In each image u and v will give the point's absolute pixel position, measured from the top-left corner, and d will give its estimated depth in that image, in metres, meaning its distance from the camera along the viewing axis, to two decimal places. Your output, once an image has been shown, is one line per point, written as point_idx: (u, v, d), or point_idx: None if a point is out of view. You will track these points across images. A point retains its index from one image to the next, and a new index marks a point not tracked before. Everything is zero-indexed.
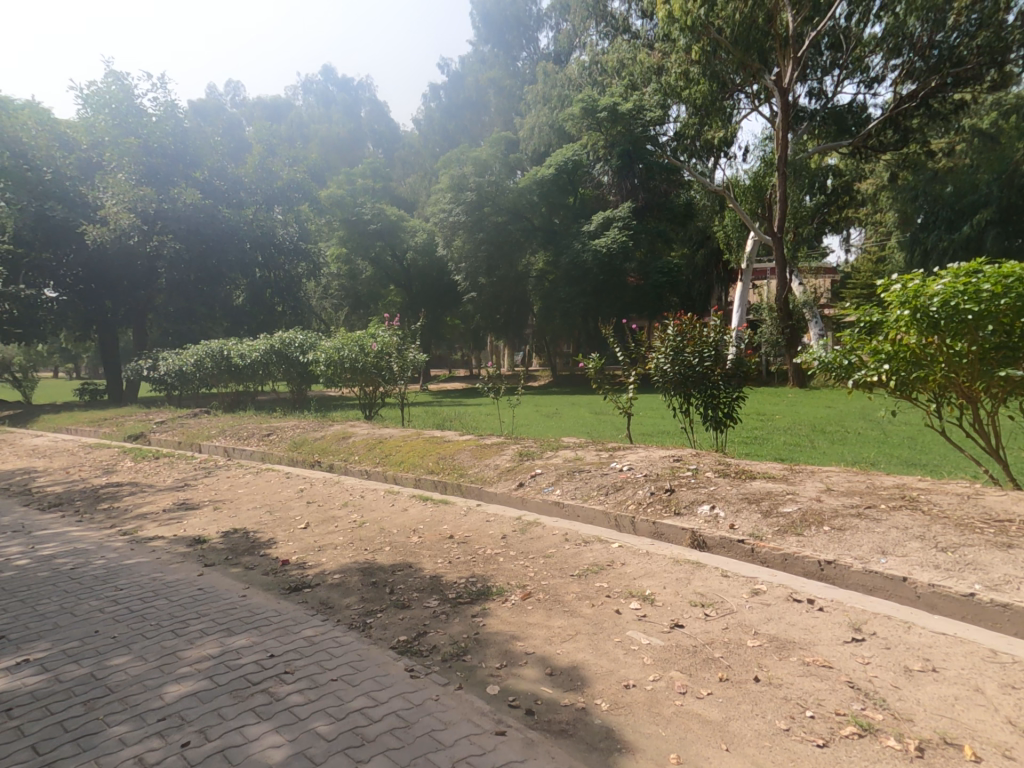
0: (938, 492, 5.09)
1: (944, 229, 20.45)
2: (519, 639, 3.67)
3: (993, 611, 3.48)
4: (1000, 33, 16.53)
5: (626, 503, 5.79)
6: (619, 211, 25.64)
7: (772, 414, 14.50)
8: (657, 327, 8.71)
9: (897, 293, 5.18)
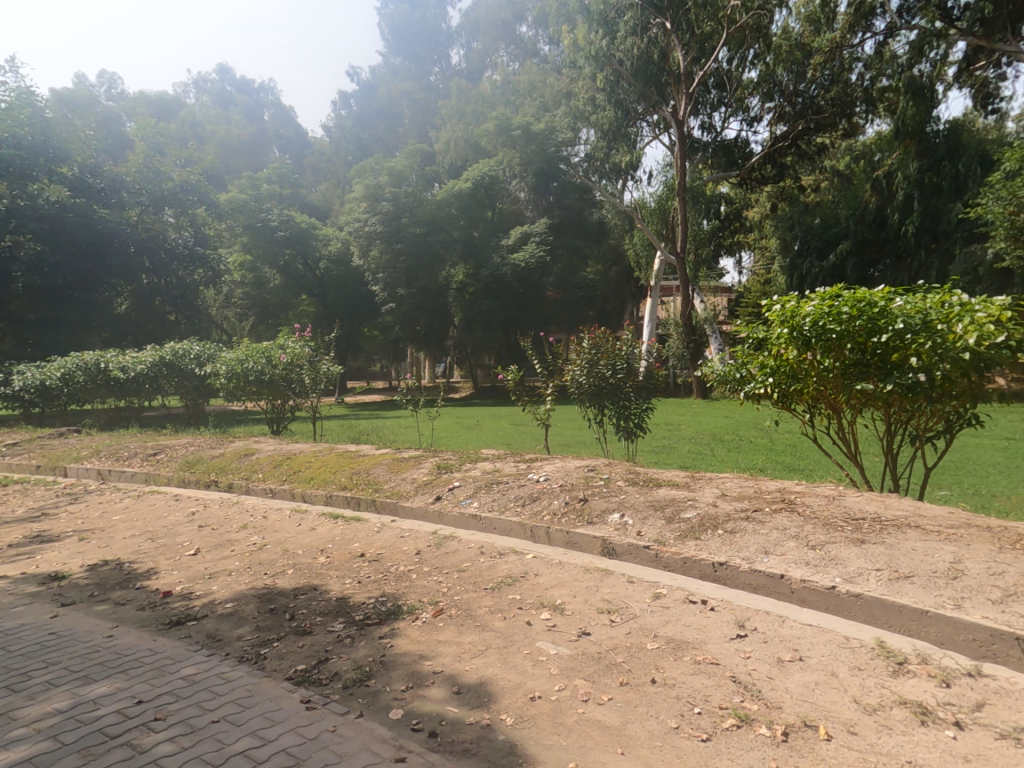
0: (811, 494, 5.60)
1: (816, 256, 21.91)
2: (427, 658, 3.59)
3: (851, 602, 3.84)
4: (848, 89, 18.56)
5: (542, 514, 5.84)
6: (536, 226, 26.32)
7: (677, 423, 15.35)
8: (573, 339, 8.94)
9: (777, 313, 5.73)
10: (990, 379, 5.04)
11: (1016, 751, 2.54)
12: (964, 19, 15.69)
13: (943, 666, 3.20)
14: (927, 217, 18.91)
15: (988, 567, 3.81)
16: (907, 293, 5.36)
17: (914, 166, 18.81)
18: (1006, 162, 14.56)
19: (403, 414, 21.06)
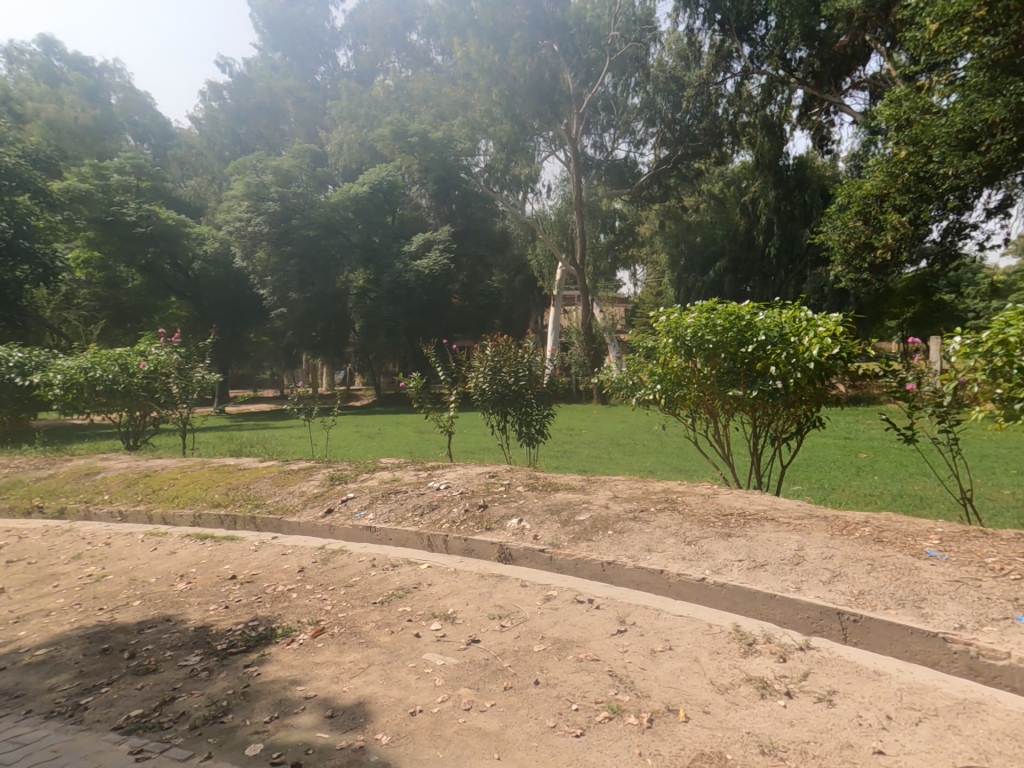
0: (690, 493, 6.04)
1: (699, 272, 23.31)
2: (299, 684, 3.42)
3: (716, 591, 4.17)
4: (716, 122, 20.78)
5: (440, 523, 5.77)
6: (440, 233, 26.22)
7: (579, 428, 15.93)
8: (476, 346, 8.94)
9: (662, 324, 6.19)
10: (832, 386, 5.72)
11: (832, 712, 2.88)
12: (798, 71, 17.65)
13: (783, 643, 3.57)
14: (784, 241, 20.83)
15: (822, 552, 4.31)
16: (769, 308, 5.91)
17: (773, 194, 20.42)
18: (840, 196, 16.73)
19: (294, 423, 19.99)
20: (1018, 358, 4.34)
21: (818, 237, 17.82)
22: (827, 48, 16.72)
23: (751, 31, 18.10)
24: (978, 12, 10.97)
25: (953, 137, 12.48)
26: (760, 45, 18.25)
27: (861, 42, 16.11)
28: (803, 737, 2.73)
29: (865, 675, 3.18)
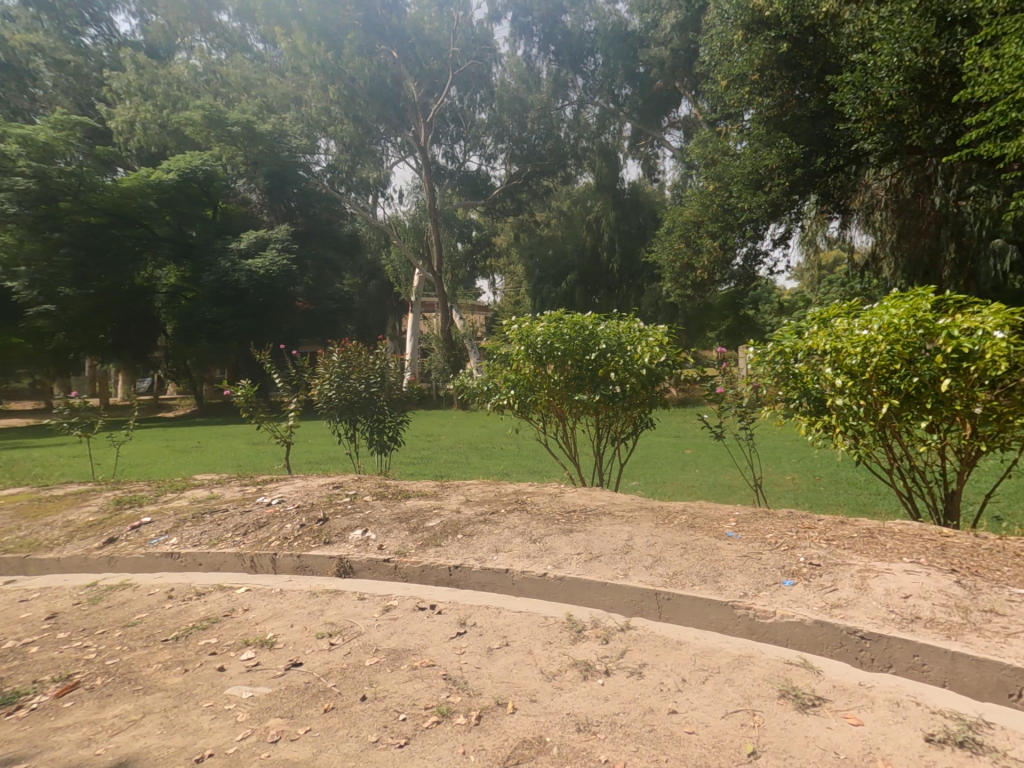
0: (539, 494, 6.32)
1: (552, 283, 24.68)
2: (31, 756, 2.87)
3: (555, 583, 4.39)
4: (561, 143, 22.60)
5: (268, 541, 5.36)
6: (277, 233, 24.68)
7: (438, 434, 15.91)
8: (321, 352, 8.48)
9: (515, 332, 6.36)
10: (660, 390, 6.38)
11: (638, 683, 3.21)
12: (625, 106, 22.38)
13: (607, 626, 3.90)
14: (625, 259, 23.03)
15: (647, 540, 4.71)
16: (608, 319, 6.42)
17: (613, 214, 22.73)
18: (666, 220, 18.99)
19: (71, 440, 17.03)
20: (795, 364, 5.31)
21: (650, 256, 19.83)
22: (644, 87, 21.69)
23: (582, 64, 22.09)
24: (754, 75, 14.31)
25: (745, 177, 15.07)
26: (591, 77, 22.35)
27: (672, 88, 21.32)
28: (612, 710, 3.00)
29: (667, 646, 3.58)
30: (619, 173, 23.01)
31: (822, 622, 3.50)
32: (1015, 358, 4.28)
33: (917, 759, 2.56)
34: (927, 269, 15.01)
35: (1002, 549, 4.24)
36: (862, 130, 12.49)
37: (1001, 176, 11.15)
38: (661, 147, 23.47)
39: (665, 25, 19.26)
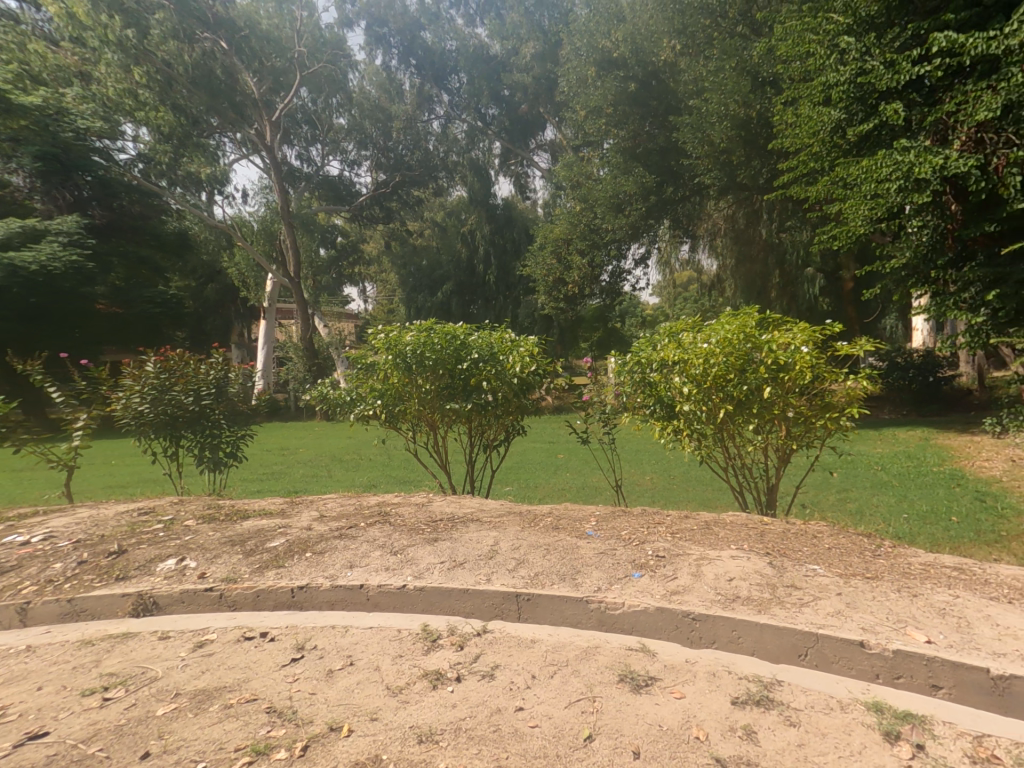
0: (404, 504, 5.88)
1: (427, 293, 24.56)
2: None
3: (415, 595, 3.95)
4: (427, 155, 23.31)
5: (20, 590, 4.28)
6: (59, 222, 17.07)
7: (292, 449, 14.65)
8: (131, 360, 6.90)
9: (381, 340, 5.74)
10: (530, 399, 6.06)
11: (489, 685, 3.06)
12: (493, 126, 24.92)
13: (463, 633, 3.61)
14: (500, 271, 23.83)
15: (513, 546, 4.42)
16: (480, 329, 6.07)
17: (487, 228, 23.71)
18: (538, 236, 19.86)
19: None
20: (650, 373, 5.79)
21: (525, 270, 20.46)
22: (510, 109, 24.42)
23: (446, 81, 24.12)
24: (608, 109, 16.20)
25: (607, 200, 16.47)
26: (456, 94, 24.36)
27: (536, 112, 24.41)
28: (458, 715, 2.82)
29: (518, 646, 3.44)
30: (491, 188, 24.33)
31: (662, 607, 3.58)
32: (815, 369, 5.12)
33: (725, 721, 2.77)
34: (759, 289, 17.18)
35: (804, 532, 4.91)
36: (702, 165, 14.65)
37: (808, 213, 13.27)
38: (530, 167, 25.83)
39: (525, 54, 22.42)
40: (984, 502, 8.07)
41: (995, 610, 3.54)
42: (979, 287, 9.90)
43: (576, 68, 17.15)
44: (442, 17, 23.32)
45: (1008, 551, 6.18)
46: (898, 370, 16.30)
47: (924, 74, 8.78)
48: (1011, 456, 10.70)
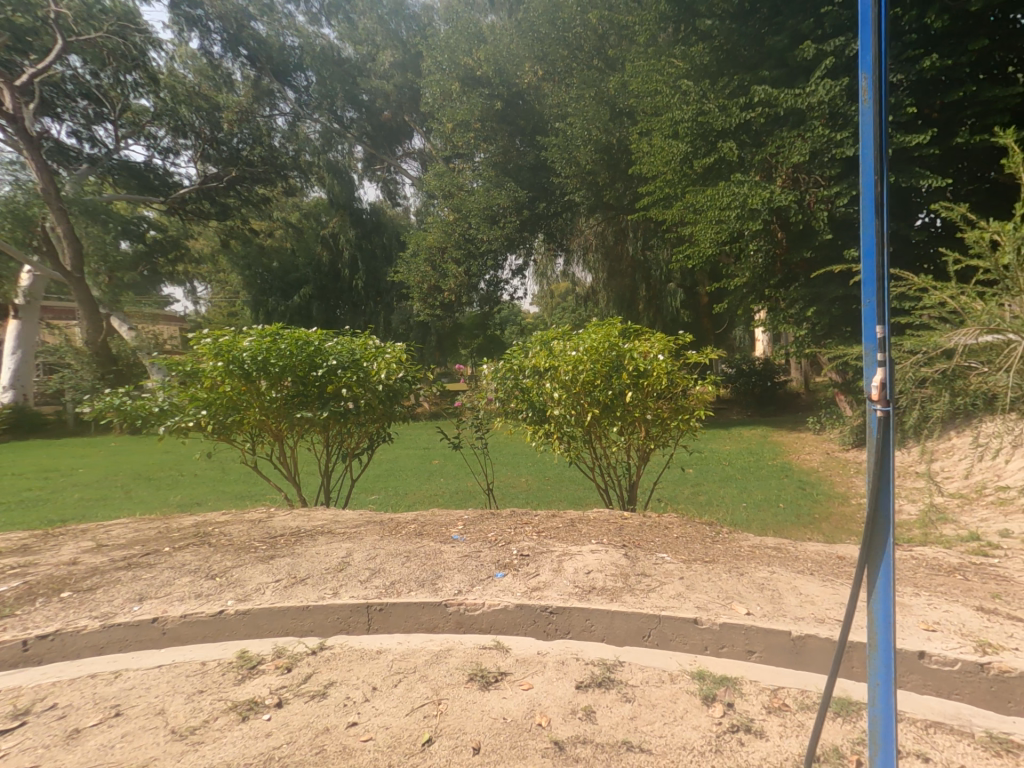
0: (232, 523, 5.39)
1: (280, 296, 21.85)
2: None
3: (235, 620, 3.63)
4: (270, 150, 19.92)
5: None
6: None
7: (73, 467, 11.97)
8: None
9: (209, 345, 5.23)
10: (399, 405, 6.02)
11: (319, 705, 2.91)
12: (353, 129, 23.90)
13: (293, 654, 3.39)
14: (369, 277, 22.16)
15: (367, 554, 4.33)
16: (339, 334, 5.87)
17: (353, 232, 22.00)
18: (410, 244, 19.68)
19: None
20: (522, 379, 5.98)
21: (397, 276, 20.13)
22: (372, 114, 23.78)
23: (290, 77, 21.68)
24: (476, 123, 17.30)
25: (481, 211, 17.37)
26: (303, 95, 22.30)
27: (400, 121, 24.20)
28: (271, 745, 2.62)
29: (361, 658, 3.33)
30: (354, 193, 22.37)
31: (521, 604, 3.60)
32: (670, 375, 5.62)
33: (567, 704, 2.91)
34: (628, 302, 18.23)
35: (657, 524, 5.23)
36: (571, 185, 16.13)
37: (667, 232, 14.55)
38: (397, 174, 25.55)
39: (383, 61, 22.38)
40: (805, 490, 9.43)
41: (802, 581, 3.88)
42: (800, 303, 11.61)
43: (439, 81, 17.74)
44: (279, 12, 21.10)
45: (819, 531, 7.28)
46: (743, 377, 18.39)
47: (749, 120, 10.51)
48: (827, 450, 12.57)
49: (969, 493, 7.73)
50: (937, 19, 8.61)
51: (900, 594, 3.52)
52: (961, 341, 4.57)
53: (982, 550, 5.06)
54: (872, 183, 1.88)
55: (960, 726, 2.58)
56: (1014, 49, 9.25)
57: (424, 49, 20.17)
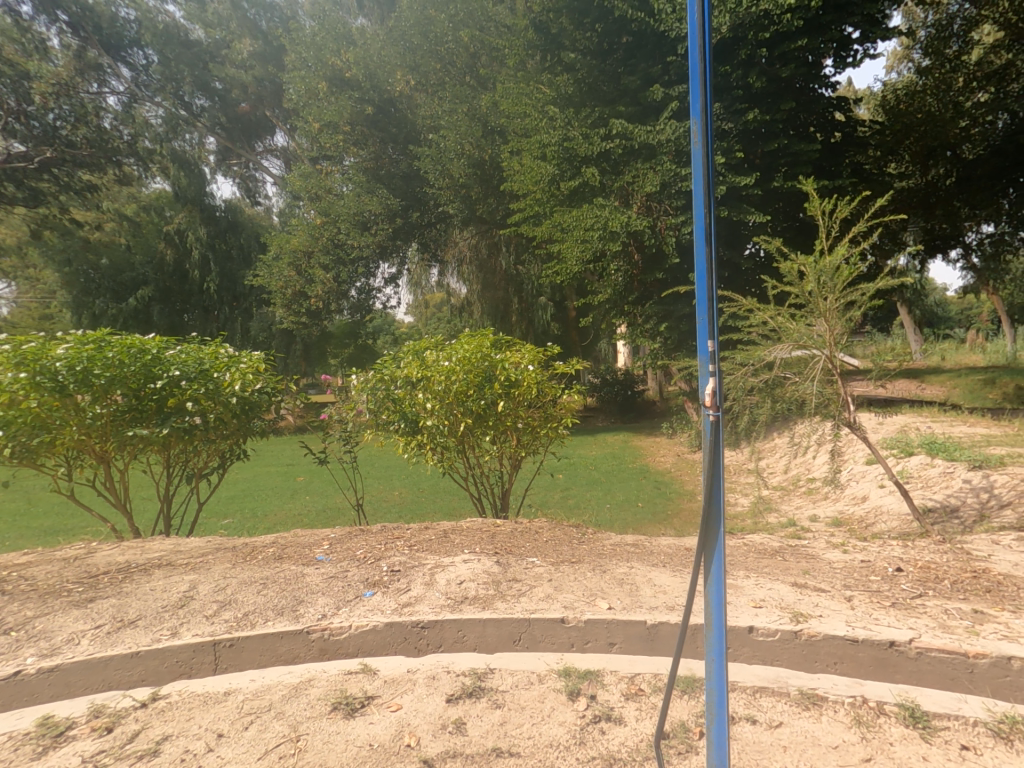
0: (37, 564, 4.59)
1: (109, 297, 19.14)
2: None
3: (36, 681, 3.11)
4: (100, 134, 16.87)
5: None
6: None
7: None
8: None
9: (8, 354, 4.43)
10: (258, 419, 5.52)
11: (150, 764, 2.58)
12: (203, 118, 21.89)
13: (114, 712, 2.97)
14: (223, 279, 20.31)
15: (215, 586, 3.92)
16: (185, 342, 5.28)
17: (203, 230, 20.06)
18: (270, 245, 18.46)
19: None
20: (394, 389, 5.86)
21: (255, 280, 18.72)
22: (225, 104, 22.02)
23: (124, 53, 19.44)
24: (346, 126, 16.86)
25: (351, 216, 16.85)
26: (142, 75, 20.02)
27: (261, 114, 22.72)
28: None
29: (203, 704, 3.01)
30: (207, 187, 20.56)
31: (391, 622, 3.50)
32: (539, 385, 5.84)
33: (437, 720, 2.88)
34: (501, 314, 18.61)
35: (528, 529, 5.38)
36: (444, 196, 16.33)
37: (538, 249, 15.18)
38: (256, 170, 23.87)
39: (240, 49, 20.78)
40: (660, 489, 10.39)
41: (656, 573, 4.25)
42: (654, 319, 12.78)
43: (303, 78, 17.09)
44: None
45: (671, 526, 8.03)
46: (606, 388, 19.75)
47: (609, 149, 11.32)
48: (678, 452, 13.93)
49: (788, 486, 9.06)
50: (758, 79, 10.09)
51: (735, 578, 3.99)
52: (781, 354, 5.37)
53: (797, 533, 5.95)
54: (702, 212, 2.08)
55: (780, 687, 2.98)
56: (815, 113, 11.11)
57: (285, 41, 19.15)
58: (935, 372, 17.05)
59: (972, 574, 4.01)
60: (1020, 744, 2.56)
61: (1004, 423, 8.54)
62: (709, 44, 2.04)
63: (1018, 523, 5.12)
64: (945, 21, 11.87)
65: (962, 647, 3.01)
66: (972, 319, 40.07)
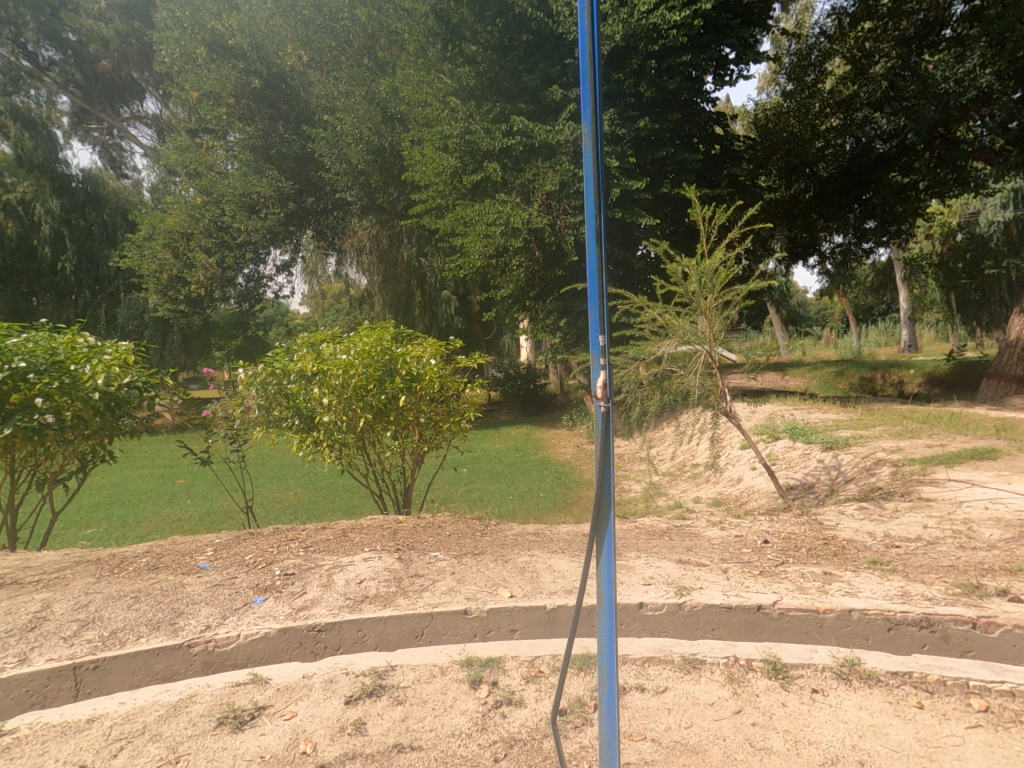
0: None
1: None
2: None
3: None
4: None
5: None
6: None
7: None
8: None
9: None
10: (127, 417, 4.94)
11: None
12: (52, 72, 19.46)
13: None
14: (82, 259, 18.02)
15: (74, 604, 3.49)
16: (32, 329, 4.64)
17: (56, 202, 17.44)
18: (141, 223, 16.63)
19: None
20: (287, 384, 5.54)
21: (123, 261, 16.82)
22: (80, 59, 19.64)
23: None
24: (229, 99, 15.69)
25: (237, 198, 15.75)
26: None
27: (126, 75, 20.40)
28: None
29: (60, 735, 2.69)
30: (57, 153, 18.01)
31: (285, 628, 3.32)
32: (441, 379, 5.78)
33: (334, 723, 2.79)
34: (402, 306, 18.13)
35: (431, 524, 5.34)
36: (342, 182, 15.64)
37: (440, 241, 15.00)
38: (122, 139, 21.47)
39: None
40: (560, 479, 10.78)
41: (556, 561, 4.40)
42: (554, 315, 13.18)
43: (177, 40, 15.66)
44: None
45: (571, 514, 8.37)
46: (509, 381, 20.06)
47: (510, 145, 11.47)
48: (577, 443, 14.49)
49: (676, 471, 9.79)
50: (648, 89, 10.69)
51: (627, 559, 4.24)
52: (667, 349, 5.75)
53: (682, 514, 6.47)
54: (594, 214, 2.11)
55: (664, 656, 3.22)
56: (697, 125, 11.99)
57: None
58: (796, 365, 19.09)
59: (823, 542, 4.58)
60: (857, 682, 2.98)
61: (850, 410, 9.80)
62: (599, 52, 2.09)
63: (860, 495, 5.93)
64: (805, 51, 13.18)
65: (814, 604, 3.42)
66: (827, 319, 45.62)
